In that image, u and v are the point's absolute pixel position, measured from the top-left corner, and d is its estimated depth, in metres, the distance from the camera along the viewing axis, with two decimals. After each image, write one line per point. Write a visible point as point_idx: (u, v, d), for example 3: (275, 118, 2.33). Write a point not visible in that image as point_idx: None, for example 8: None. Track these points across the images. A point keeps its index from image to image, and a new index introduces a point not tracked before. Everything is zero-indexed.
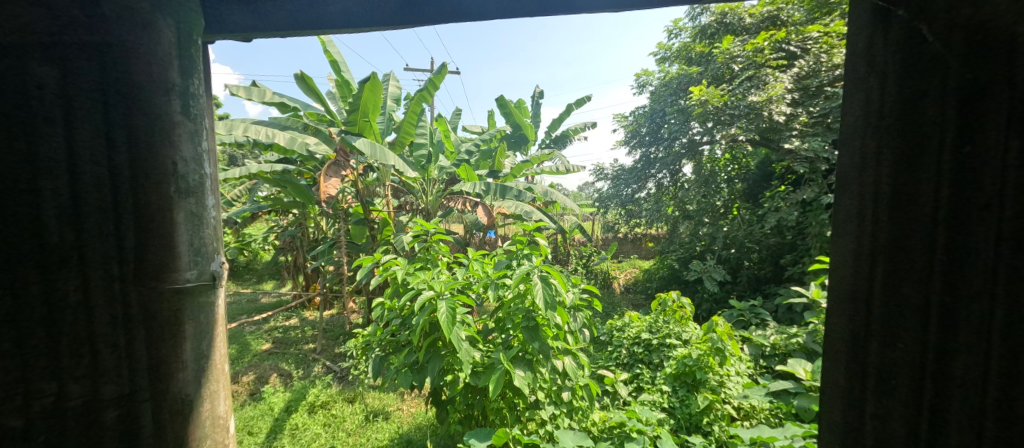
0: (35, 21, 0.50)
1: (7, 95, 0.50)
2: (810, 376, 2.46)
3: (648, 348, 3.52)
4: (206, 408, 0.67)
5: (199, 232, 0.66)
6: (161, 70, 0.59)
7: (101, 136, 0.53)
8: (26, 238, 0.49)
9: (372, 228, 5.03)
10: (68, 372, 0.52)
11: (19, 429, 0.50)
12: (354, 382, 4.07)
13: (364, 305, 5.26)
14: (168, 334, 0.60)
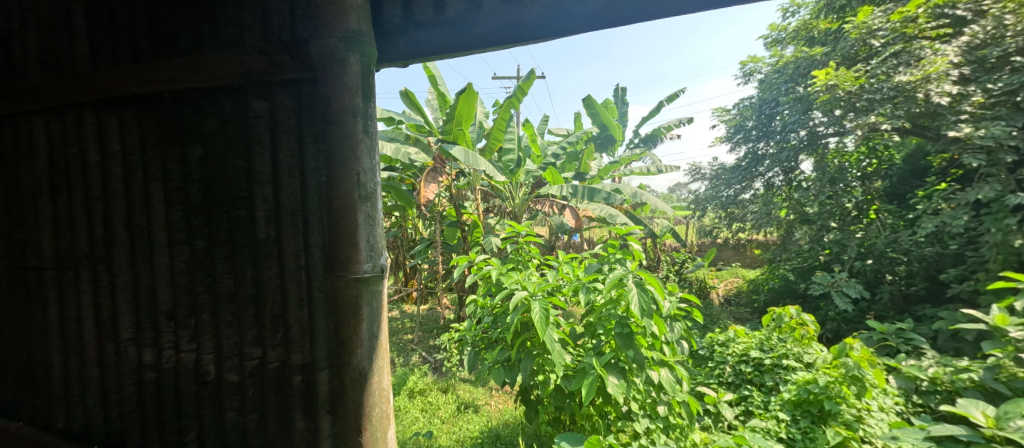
0: (262, 70, 0.89)
1: (240, 135, 0.91)
2: (993, 423, 1.93)
3: (759, 368, 3.02)
4: (375, 380, 0.94)
5: (374, 232, 0.91)
6: (350, 99, 0.85)
7: (295, 160, 0.91)
8: (245, 233, 0.92)
9: (463, 230, 5.34)
10: (269, 343, 0.94)
11: (237, 380, 0.94)
12: (446, 374, 4.34)
13: (457, 302, 5.58)
14: (352, 312, 0.89)
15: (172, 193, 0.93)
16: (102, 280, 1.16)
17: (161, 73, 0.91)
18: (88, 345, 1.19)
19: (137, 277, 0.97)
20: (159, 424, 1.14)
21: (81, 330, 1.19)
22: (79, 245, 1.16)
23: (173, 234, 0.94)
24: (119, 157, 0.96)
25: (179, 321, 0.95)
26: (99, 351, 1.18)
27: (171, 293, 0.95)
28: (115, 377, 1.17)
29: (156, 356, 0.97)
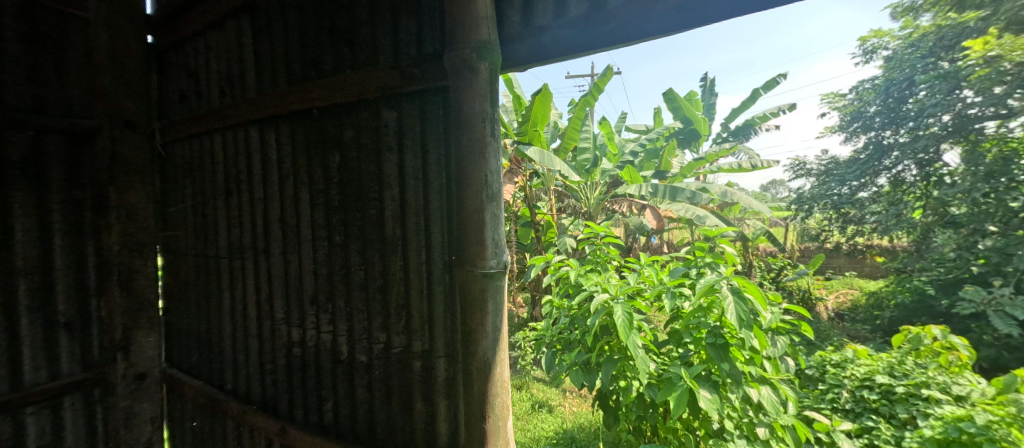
0: (390, 80, 1.04)
1: (368, 145, 1.13)
2: None
3: (889, 397, 2.30)
4: (497, 371, 0.94)
5: (497, 229, 0.93)
6: (480, 104, 0.89)
7: (421, 169, 1.08)
8: (374, 228, 1.13)
9: (537, 230, 5.34)
10: (394, 328, 1.12)
11: (366, 360, 1.17)
12: (518, 372, 4.36)
13: (531, 301, 5.56)
14: (479, 306, 0.93)
15: (316, 197, 1.24)
16: (262, 267, 1.43)
17: (314, 92, 1.17)
18: (252, 318, 1.48)
19: (287, 266, 1.34)
20: (303, 393, 1.34)
21: (248, 304, 1.49)
22: (248, 238, 1.47)
23: (316, 233, 1.24)
24: (286, 168, 1.31)
25: (319, 305, 1.26)
26: (260, 326, 1.45)
27: (320, 280, 1.25)
28: (271, 350, 1.42)
29: (300, 336, 1.32)
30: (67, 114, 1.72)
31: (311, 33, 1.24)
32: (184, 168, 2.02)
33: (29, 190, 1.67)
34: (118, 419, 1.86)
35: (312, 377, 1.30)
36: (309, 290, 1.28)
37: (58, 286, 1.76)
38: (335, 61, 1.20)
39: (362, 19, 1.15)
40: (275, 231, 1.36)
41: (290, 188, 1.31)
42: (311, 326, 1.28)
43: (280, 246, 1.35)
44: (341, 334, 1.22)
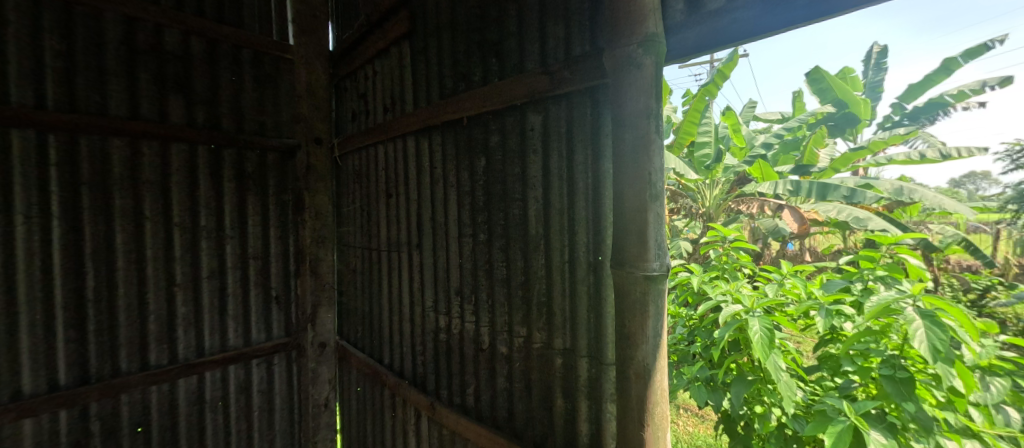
0: (540, 86, 1.12)
1: (514, 149, 1.23)
2: None
3: None
4: (657, 380, 0.91)
5: (660, 231, 0.90)
6: (645, 100, 0.88)
7: (565, 170, 1.12)
8: (517, 229, 1.23)
9: None
10: (536, 323, 1.19)
11: (507, 351, 1.27)
12: None
13: None
14: (640, 312, 0.91)
15: (463, 198, 1.39)
16: (415, 260, 1.65)
17: (466, 102, 1.32)
18: (406, 304, 1.72)
19: (437, 260, 1.52)
20: (449, 375, 1.50)
21: (403, 292, 1.72)
22: (403, 235, 1.71)
23: (461, 232, 1.40)
24: (436, 173, 1.50)
25: (464, 295, 1.41)
26: (411, 312, 1.68)
27: (466, 273, 1.40)
28: (422, 334, 1.62)
29: (447, 323, 1.49)
30: (280, 135, 2.31)
31: (461, 49, 1.38)
32: (355, 174, 2.42)
33: (258, 194, 2.24)
34: (308, 376, 2.41)
35: (456, 362, 1.46)
36: (454, 281, 1.45)
37: (272, 267, 2.31)
38: (484, 72, 1.31)
39: (510, 30, 1.24)
40: (427, 228, 1.56)
41: (439, 191, 1.49)
42: (456, 315, 1.45)
43: (432, 242, 1.54)
44: (484, 324, 1.34)
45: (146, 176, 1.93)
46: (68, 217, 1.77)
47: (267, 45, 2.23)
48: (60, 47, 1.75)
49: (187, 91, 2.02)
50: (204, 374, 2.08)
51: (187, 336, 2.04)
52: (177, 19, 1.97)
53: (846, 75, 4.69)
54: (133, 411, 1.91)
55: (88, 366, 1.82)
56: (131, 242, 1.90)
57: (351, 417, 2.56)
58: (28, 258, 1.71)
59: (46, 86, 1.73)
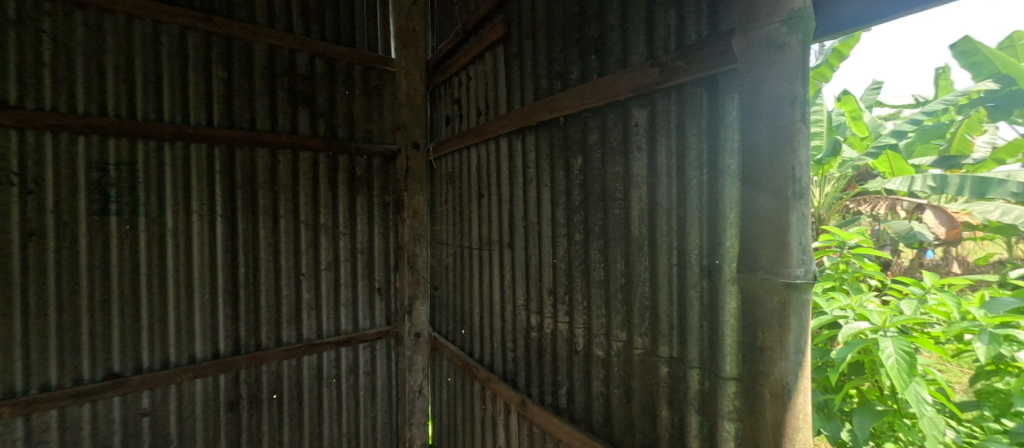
0: (649, 77, 1.08)
1: (617, 145, 1.21)
2: None
3: None
4: (799, 402, 0.84)
5: (805, 234, 0.83)
6: (789, 85, 0.81)
7: (673, 165, 1.07)
8: (619, 230, 1.21)
9: None
10: (638, 328, 1.16)
11: (603, 354, 1.26)
12: None
13: None
14: (779, 325, 0.84)
15: (558, 197, 1.40)
16: (506, 258, 1.69)
17: (564, 101, 1.33)
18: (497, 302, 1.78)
19: (529, 257, 1.55)
20: (540, 376, 1.51)
21: (494, 287, 1.79)
22: (494, 233, 1.77)
23: (555, 232, 1.41)
24: (533, 172, 1.51)
25: (558, 295, 1.42)
26: (502, 310, 1.74)
27: (560, 272, 1.40)
28: (513, 331, 1.67)
29: (539, 321, 1.50)
30: (384, 141, 2.63)
31: (557, 47, 1.39)
32: (448, 176, 2.55)
33: (367, 195, 2.56)
34: (405, 363, 2.67)
35: (551, 362, 1.46)
36: (545, 280, 1.47)
37: (376, 261, 2.62)
38: (582, 69, 1.30)
39: (611, 23, 1.21)
40: (519, 228, 1.59)
41: (533, 190, 1.50)
42: (546, 311, 1.47)
43: (528, 240, 1.54)
44: (579, 324, 1.34)
45: (281, 181, 2.32)
46: (227, 215, 2.20)
47: (371, 58, 2.53)
48: (223, 75, 2.17)
49: (312, 106, 2.40)
50: (323, 353, 2.46)
51: (310, 320, 2.43)
52: (304, 43, 2.34)
53: (1016, 42, 3.60)
54: (270, 379, 2.33)
55: (239, 338, 2.25)
56: (270, 237, 2.30)
57: (442, 407, 2.71)
58: (200, 248, 2.15)
59: (213, 109, 2.15)
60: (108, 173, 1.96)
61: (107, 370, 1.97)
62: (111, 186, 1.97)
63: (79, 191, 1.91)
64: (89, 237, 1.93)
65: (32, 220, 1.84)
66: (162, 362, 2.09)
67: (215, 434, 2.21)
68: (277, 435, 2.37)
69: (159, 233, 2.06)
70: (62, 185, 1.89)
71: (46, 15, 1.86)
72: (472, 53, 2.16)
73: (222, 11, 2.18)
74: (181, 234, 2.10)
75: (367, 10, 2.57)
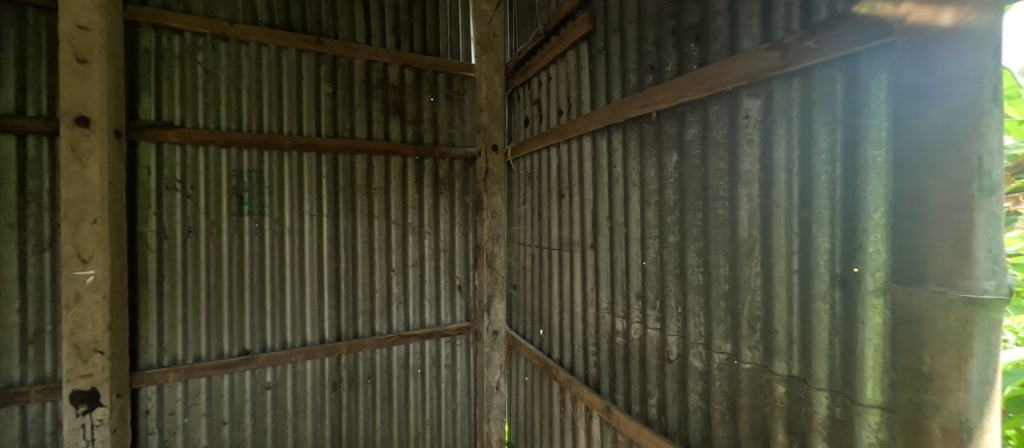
0: (765, 63, 1.04)
1: (726, 142, 1.18)
2: None
3: None
4: (981, 438, 0.74)
5: (993, 240, 0.72)
6: (978, 64, 0.71)
7: (792, 161, 1.02)
8: (724, 232, 1.20)
9: None
10: (747, 340, 1.14)
11: (702, 368, 1.28)
12: None
13: None
14: (958, 348, 0.74)
15: (649, 197, 1.46)
16: (589, 259, 1.84)
17: (658, 95, 1.36)
18: (576, 307, 1.96)
19: (614, 259, 1.66)
20: (626, 377, 1.62)
21: (574, 289, 1.96)
22: (579, 234, 1.90)
23: (648, 236, 1.48)
24: (633, 173, 1.54)
25: (647, 297, 1.50)
26: (589, 312, 1.84)
27: (652, 278, 1.47)
28: (596, 336, 1.81)
29: (625, 326, 1.62)
30: (465, 143, 2.92)
31: (651, 40, 1.43)
32: (526, 177, 2.60)
33: (448, 195, 2.84)
34: (484, 359, 2.78)
35: (640, 365, 1.55)
36: (635, 285, 1.55)
37: (456, 260, 2.90)
38: (679, 60, 1.32)
39: (714, 9, 1.20)
40: (603, 228, 1.71)
41: (619, 190, 1.61)
42: (637, 310, 1.55)
43: (621, 244, 1.62)
44: (671, 330, 1.39)
45: (376, 185, 2.64)
46: (332, 214, 2.53)
47: (454, 65, 2.82)
48: (329, 90, 2.52)
49: (402, 114, 2.72)
50: (409, 344, 2.77)
51: (399, 314, 2.74)
52: (396, 57, 2.66)
53: None
54: (365, 365, 2.65)
55: (340, 328, 2.58)
56: (366, 235, 2.63)
57: (518, 405, 2.78)
58: (311, 243, 2.49)
59: (322, 121, 2.51)
60: (242, 180, 2.32)
61: (241, 347, 2.36)
62: (245, 191, 2.33)
63: (221, 195, 2.29)
64: (230, 233, 2.31)
65: (189, 220, 2.23)
66: (280, 346, 2.44)
67: (321, 408, 2.55)
68: (370, 413, 2.69)
69: (280, 231, 2.41)
70: (210, 191, 2.26)
71: (200, 48, 2.24)
72: (543, 62, 2.29)
73: (330, 34, 2.54)
74: (297, 231, 2.45)
75: (450, 25, 2.87)
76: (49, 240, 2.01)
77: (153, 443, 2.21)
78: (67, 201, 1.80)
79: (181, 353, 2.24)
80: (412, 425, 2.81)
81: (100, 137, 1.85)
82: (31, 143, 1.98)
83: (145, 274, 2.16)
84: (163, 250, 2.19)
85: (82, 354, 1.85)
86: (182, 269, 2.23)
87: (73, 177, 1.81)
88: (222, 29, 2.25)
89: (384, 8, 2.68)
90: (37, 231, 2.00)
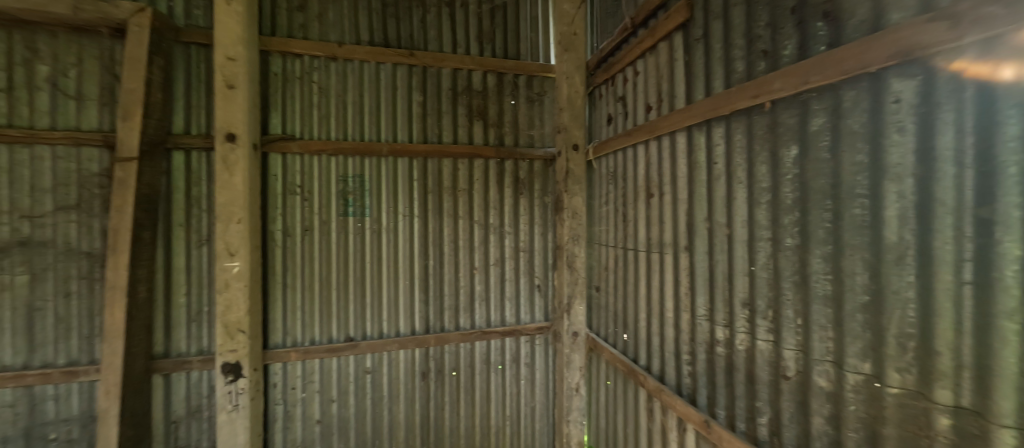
0: (924, 37, 0.88)
1: (867, 131, 1.04)
2: None
3: None
4: None
5: None
6: None
7: (964, 150, 0.86)
8: (864, 234, 1.06)
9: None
10: (892, 359, 1.01)
11: (829, 389, 1.18)
12: None
13: None
14: None
15: (760, 195, 1.39)
16: (682, 262, 1.82)
17: (774, 82, 1.26)
18: (669, 311, 1.94)
19: (713, 263, 1.63)
20: (730, 389, 1.58)
21: (665, 293, 1.96)
22: (673, 236, 1.87)
23: (757, 239, 1.41)
24: (738, 169, 1.47)
25: (757, 304, 1.43)
26: (685, 319, 1.82)
27: (763, 283, 1.40)
28: (690, 344, 1.79)
29: (728, 334, 1.57)
30: (543, 143, 2.94)
31: (763, 22, 1.35)
32: (608, 175, 2.55)
33: (528, 196, 2.88)
34: (564, 360, 2.75)
35: (748, 375, 1.49)
36: (740, 292, 1.50)
37: (536, 260, 2.93)
38: (801, 40, 1.22)
39: None
40: (700, 230, 1.68)
41: (722, 189, 1.56)
42: (742, 314, 1.49)
43: (722, 246, 1.58)
44: (789, 342, 1.31)
45: (461, 187, 2.77)
46: (422, 215, 2.71)
47: (534, 67, 2.86)
48: (420, 99, 2.70)
49: (484, 118, 2.82)
50: (490, 340, 2.85)
51: (482, 310, 2.85)
52: (480, 63, 2.76)
53: None
54: (450, 358, 2.80)
55: (428, 322, 2.76)
56: (452, 234, 2.77)
57: (599, 410, 2.71)
58: (403, 242, 2.69)
59: (413, 128, 2.70)
60: (347, 184, 2.59)
61: (346, 334, 2.63)
62: (350, 194, 2.59)
63: (330, 198, 2.57)
64: (338, 232, 2.59)
65: (305, 220, 2.54)
66: (378, 334, 2.68)
67: (412, 394, 2.74)
68: (455, 403, 2.83)
69: (378, 230, 2.65)
70: (322, 194, 2.56)
71: (315, 68, 2.55)
72: (629, 57, 2.22)
73: (420, 47, 2.72)
74: (392, 230, 2.67)
75: (529, 27, 2.91)
76: (205, 237, 2.44)
77: (278, 413, 2.54)
78: (221, 204, 2.16)
79: (299, 336, 2.57)
80: (493, 418, 2.91)
81: (243, 151, 2.18)
82: (193, 158, 2.41)
83: (273, 266, 2.50)
84: (287, 245, 2.52)
85: (230, 332, 2.20)
86: (301, 263, 2.54)
87: (225, 185, 2.18)
88: (332, 51, 2.53)
89: (468, 17, 2.79)
90: (196, 229, 2.43)
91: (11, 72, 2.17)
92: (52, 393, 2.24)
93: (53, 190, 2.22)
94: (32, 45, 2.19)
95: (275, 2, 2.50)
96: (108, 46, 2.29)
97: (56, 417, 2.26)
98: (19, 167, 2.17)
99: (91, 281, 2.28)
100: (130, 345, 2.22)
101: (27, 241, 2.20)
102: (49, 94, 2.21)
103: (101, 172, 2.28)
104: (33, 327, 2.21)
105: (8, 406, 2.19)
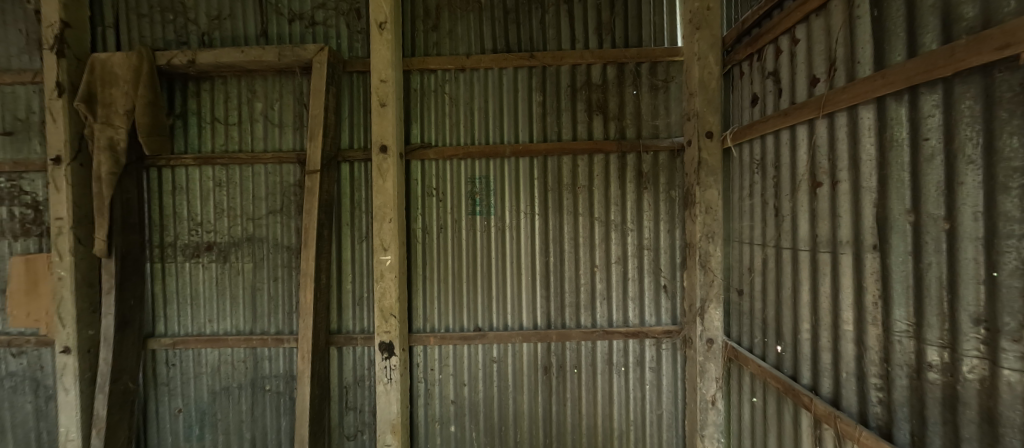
0: None
1: None
2: None
3: None
4: None
5: None
6: None
7: None
8: None
9: None
10: None
11: None
12: None
13: None
14: None
15: (1009, 180, 1.10)
16: (866, 263, 1.56)
17: None
18: (848, 324, 1.68)
19: (920, 268, 1.36)
20: (948, 424, 1.29)
21: (843, 302, 1.69)
22: (858, 234, 1.59)
23: (1001, 238, 1.12)
24: (970, 144, 1.18)
25: (1002, 322, 1.13)
26: (877, 334, 1.54)
27: (1014, 295, 1.10)
28: (882, 364, 1.52)
29: (947, 357, 1.28)
30: (670, 133, 2.73)
31: None
32: (753, 163, 2.25)
33: (654, 191, 2.71)
34: (697, 369, 2.49)
35: (985, 413, 1.18)
36: (970, 306, 1.21)
37: (662, 259, 2.74)
38: None
39: None
40: (898, 225, 1.42)
41: (938, 173, 1.28)
42: (975, 334, 1.20)
43: (936, 246, 1.29)
44: None
45: (581, 183, 2.74)
46: (542, 212, 2.76)
47: (659, 52, 2.67)
48: (540, 98, 2.75)
49: (605, 112, 2.74)
50: (613, 340, 2.76)
51: (604, 309, 2.78)
52: (599, 55, 2.69)
53: None
54: (571, 355, 2.80)
55: (552, 318, 2.80)
56: (573, 231, 2.76)
57: (744, 428, 2.41)
58: (526, 238, 2.79)
59: (533, 128, 2.77)
60: (476, 185, 2.78)
61: (475, 324, 2.83)
62: (478, 194, 2.78)
63: (461, 198, 2.79)
64: (468, 229, 2.80)
65: (440, 219, 2.81)
66: (503, 327, 2.82)
67: (535, 386, 2.82)
68: (577, 400, 2.82)
69: (502, 227, 2.78)
70: (454, 195, 2.79)
71: (447, 81, 2.79)
72: (786, 24, 1.91)
73: (540, 47, 2.76)
74: (515, 227, 2.78)
75: (652, 10, 2.73)
76: (364, 234, 2.90)
77: (420, 390, 2.86)
78: (377, 206, 2.50)
79: (436, 323, 2.85)
80: (616, 421, 2.81)
81: (392, 160, 2.49)
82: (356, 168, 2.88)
83: (415, 260, 2.83)
84: (426, 241, 2.82)
85: (384, 316, 2.54)
86: (438, 257, 2.82)
87: (379, 189, 2.51)
88: (462, 63, 2.73)
89: (587, 10, 2.74)
90: (358, 228, 2.91)
91: (241, 111, 2.87)
92: (268, 354, 2.91)
93: (267, 198, 2.88)
94: (252, 88, 2.87)
95: (414, 26, 2.81)
96: (299, 82, 2.86)
97: (270, 373, 2.93)
98: (246, 181, 2.86)
99: (290, 268, 2.89)
100: (317, 321, 2.74)
101: (252, 237, 2.89)
102: (264, 125, 2.87)
103: (295, 183, 2.87)
104: (256, 302, 2.91)
105: (242, 361, 2.91)
